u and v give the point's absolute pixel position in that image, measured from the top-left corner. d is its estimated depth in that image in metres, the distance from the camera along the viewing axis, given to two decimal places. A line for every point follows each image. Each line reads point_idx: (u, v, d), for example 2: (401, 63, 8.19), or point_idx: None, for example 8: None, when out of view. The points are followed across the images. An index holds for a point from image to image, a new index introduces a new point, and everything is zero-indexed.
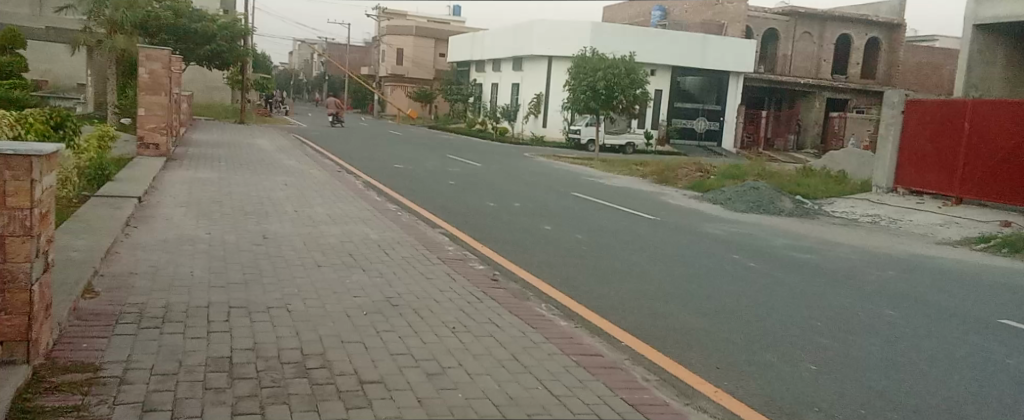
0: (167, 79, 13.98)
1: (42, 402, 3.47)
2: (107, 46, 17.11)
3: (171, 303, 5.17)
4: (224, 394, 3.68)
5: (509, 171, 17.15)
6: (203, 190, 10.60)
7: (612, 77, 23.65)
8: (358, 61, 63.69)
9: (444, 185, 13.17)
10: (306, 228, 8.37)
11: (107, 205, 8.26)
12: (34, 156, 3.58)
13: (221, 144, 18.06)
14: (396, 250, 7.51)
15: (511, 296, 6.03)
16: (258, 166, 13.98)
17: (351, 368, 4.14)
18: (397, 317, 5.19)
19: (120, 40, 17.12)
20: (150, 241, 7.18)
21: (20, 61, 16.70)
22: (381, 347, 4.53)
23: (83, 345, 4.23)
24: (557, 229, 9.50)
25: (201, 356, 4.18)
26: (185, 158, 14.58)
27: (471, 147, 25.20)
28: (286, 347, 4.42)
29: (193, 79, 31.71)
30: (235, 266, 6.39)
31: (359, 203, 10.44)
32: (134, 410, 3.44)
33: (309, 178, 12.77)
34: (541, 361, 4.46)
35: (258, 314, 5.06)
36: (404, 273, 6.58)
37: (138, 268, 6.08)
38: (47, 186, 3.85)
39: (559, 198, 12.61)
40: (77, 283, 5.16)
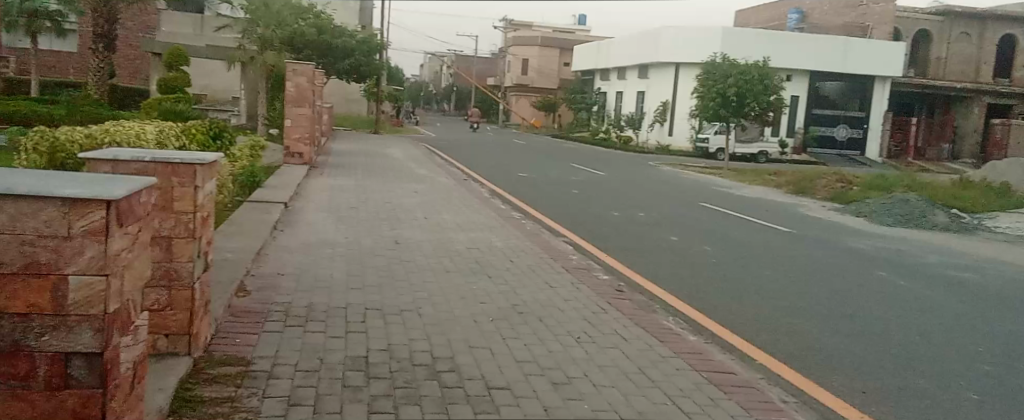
0: (311, 92, 14.83)
1: (201, 391, 3.74)
2: (260, 62, 18.18)
3: (312, 303, 5.46)
4: (361, 393, 3.83)
5: (634, 181, 16.91)
6: (341, 196, 11.13)
7: (744, 84, 22.95)
8: (485, 71, 65.05)
9: (568, 194, 13.18)
10: (436, 234, 8.62)
11: (257, 210, 8.84)
12: (197, 164, 3.90)
13: (358, 153, 18.92)
14: (521, 258, 7.59)
15: (638, 307, 5.94)
16: (390, 174, 14.55)
17: (480, 373, 4.20)
18: (523, 324, 5.23)
19: (271, 57, 18.16)
20: (294, 243, 7.63)
21: (184, 77, 18.10)
22: (507, 353, 4.58)
23: (237, 340, 4.54)
24: (684, 240, 9.28)
25: (340, 355, 4.38)
26: (325, 166, 15.38)
27: (597, 156, 25.12)
28: (418, 349, 4.56)
29: (333, 91, 33.37)
30: (370, 269, 6.66)
31: (485, 211, 10.64)
32: (281, 403, 3.65)
33: (438, 186, 13.14)
34: (670, 376, 4.35)
35: (392, 316, 5.26)
36: (530, 280, 6.63)
37: (284, 269, 6.47)
38: (208, 191, 4.17)
39: (688, 209, 12.31)
40: (232, 282, 5.56)
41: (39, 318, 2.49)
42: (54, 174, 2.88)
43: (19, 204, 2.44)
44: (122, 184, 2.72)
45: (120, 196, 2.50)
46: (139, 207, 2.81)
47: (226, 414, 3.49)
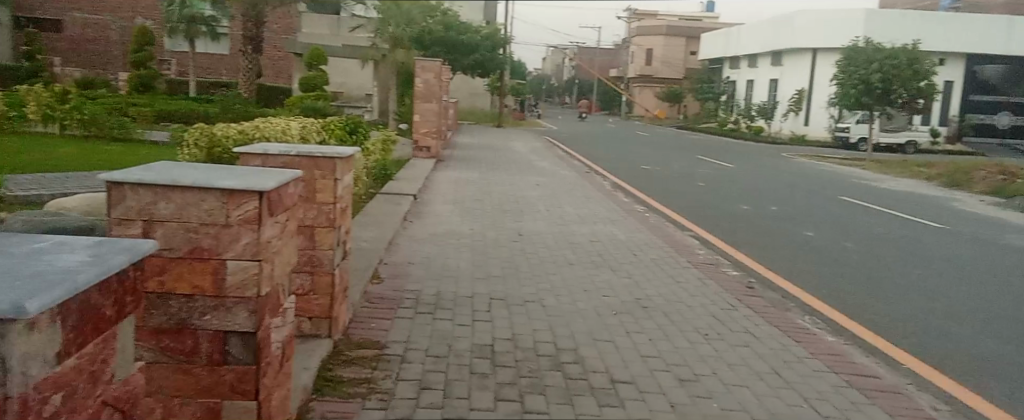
0: (438, 87, 15.23)
1: (340, 372, 3.95)
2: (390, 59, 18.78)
3: (441, 292, 5.65)
4: (488, 380, 3.93)
5: (765, 173, 16.27)
6: (466, 189, 11.40)
7: (890, 69, 21.66)
8: (609, 62, 64.40)
9: (695, 187, 12.87)
10: (558, 227, 8.67)
11: (389, 202, 9.21)
12: (337, 158, 4.17)
13: (483, 146, 19.28)
14: (645, 252, 7.50)
15: (769, 305, 5.74)
16: (514, 167, 14.73)
17: (603, 366, 4.21)
18: (647, 319, 5.18)
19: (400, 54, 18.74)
20: (423, 234, 7.90)
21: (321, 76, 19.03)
22: (632, 348, 4.55)
23: (371, 325, 4.76)
24: (820, 236, 8.85)
25: (467, 342, 4.51)
26: (452, 159, 15.78)
27: (726, 147, 24.37)
28: (541, 340, 4.62)
29: (458, 86, 34.04)
30: (495, 260, 6.80)
31: (608, 204, 10.58)
32: (412, 387, 3.80)
33: (561, 178, 13.19)
34: (807, 378, 4.18)
35: (516, 306, 5.34)
36: (654, 275, 6.54)
37: (414, 258, 6.72)
38: (346, 184, 4.39)
39: (823, 203, 11.72)
40: (367, 269, 5.84)
41: (202, 299, 2.71)
42: (212, 167, 3.12)
43: (185, 194, 2.67)
44: (271, 176, 2.92)
45: (271, 188, 2.68)
46: (286, 198, 3.00)
47: (363, 394, 3.68)
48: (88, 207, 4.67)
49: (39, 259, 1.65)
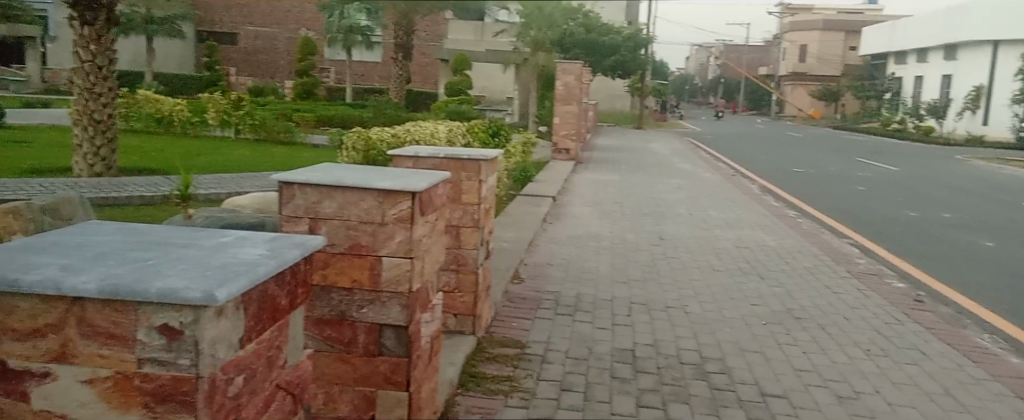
0: (579, 90, 15.24)
1: (483, 369, 4.04)
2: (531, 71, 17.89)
3: (581, 294, 5.65)
4: (630, 385, 3.89)
5: (932, 177, 15.05)
6: (606, 191, 11.34)
7: None
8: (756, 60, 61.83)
9: (852, 191, 12.12)
10: (703, 231, 8.44)
11: (529, 203, 9.32)
12: (482, 160, 4.28)
13: (622, 148, 19.07)
14: (796, 260, 7.16)
15: (940, 321, 5.32)
16: (655, 169, 14.49)
17: (752, 378, 4.06)
18: (800, 331, 4.94)
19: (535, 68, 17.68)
20: (563, 236, 7.94)
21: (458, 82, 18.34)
22: (784, 360, 4.36)
23: (512, 324, 4.84)
24: (999, 247, 8.09)
25: (608, 346, 4.48)
26: (591, 161, 15.73)
27: (887, 149, 22.76)
28: (686, 347, 4.51)
29: (597, 88, 33.78)
30: (635, 264, 6.72)
31: (756, 208, 10.18)
32: (554, 387, 3.83)
33: (705, 181, 12.82)
34: (986, 402, 3.85)
35: (658, 312, 5.26)
36: (808, 284, 6.23)
37: (553, 260, 6.76)
38: (490, 185, 4.47)
39: (1003, 210, 10.71)
40: (508, 269, 5.95)
41: (359, 293, 2.84)
42: (367, 168, 3.28)
43: (346, 193, 2.83)
44: (422, 177, 3.05)
45: (422, 189, 2.80)
46: (436, 198, 3.11)
47: (506, 392, 3.74)
48: (258, 203, 5.08)
49: (224, 251, 1.79)
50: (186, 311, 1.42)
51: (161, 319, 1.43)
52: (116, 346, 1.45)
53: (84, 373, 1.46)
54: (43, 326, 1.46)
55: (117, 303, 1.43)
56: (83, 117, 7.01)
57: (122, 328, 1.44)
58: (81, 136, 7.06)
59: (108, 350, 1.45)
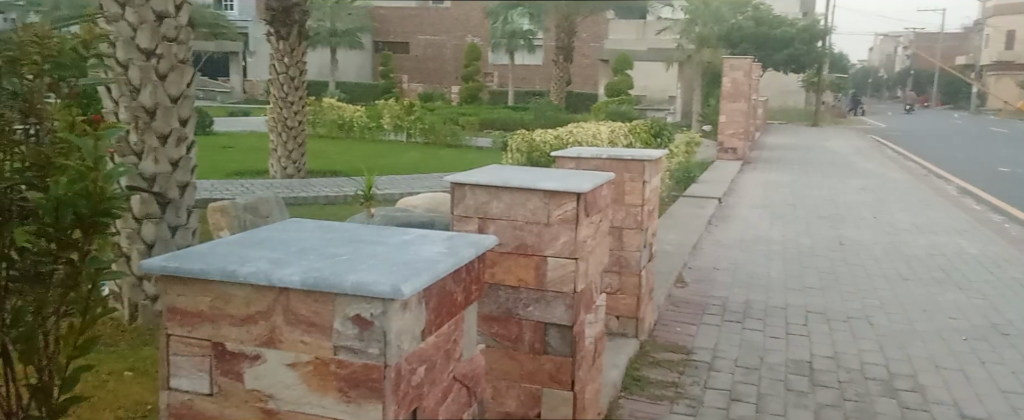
0: (748, 87, 14.60)
1: (648, 373, 3.98)
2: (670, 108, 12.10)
3: (751, 300, 5.44)
4: (806, 399, 3.70)
5: None
6: (777, 193, 10.83)
7: None
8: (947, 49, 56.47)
9: None
10: (889, 237, 7.85)
11: (693, 205, 9.09)
12: (645, 161, 4.19)
13: (795, 147, 18.11)
14: (1002, 269, 6.47)
15: None
16: (833, 169, 13.64)
17: (950, 398, 3.73)
18: (1008, 348, 4.46)
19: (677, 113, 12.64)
20: (730, 239, 7.67)
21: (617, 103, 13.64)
22: (987, 380, 3.97)
23: (677, 329, 4.74)
24: None
25: (782, 356, 4.28)
26: (761, 161, 15.06)
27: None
28: (870, 362, 4.22)
29: None
30: (810, 271, 6.36)
31: (952, 212, 9.33)
32: (723, 396, 3.71)
33: (891, 182, 11.91)
34: None
35: (837, 322, 4.95)
36: (1016, 297, 5.62)
37: (720, 264, 6.55)
38: (655, 186, 4.38)
39: None
40: (671, 272, 5.83)
41: (526, 291, 2.88)
42: (532, 169, 3.33)
43: (514, 194, 2.87)
44: (586, 179, 3.06)
45: (587, 190, 2.83)
46: (601, 200, 3.11)
47: (672, 398, 3.67)
48: (428, 204, 5.32)
49: (406, 249, 1.89)
50: (376, 303, 1.52)
51: (354, 310, 1.55)
52: (316, 334, 1.57)
53: (288, 357, 1.60)
54: (255, 313, 1.61)
55: (317, 293, 1.56)
56: (278, 124, 7.70)
57: (321, 317, 1.57)
58: (276, 141, 7.79)
59: (309, 337, 1.58)
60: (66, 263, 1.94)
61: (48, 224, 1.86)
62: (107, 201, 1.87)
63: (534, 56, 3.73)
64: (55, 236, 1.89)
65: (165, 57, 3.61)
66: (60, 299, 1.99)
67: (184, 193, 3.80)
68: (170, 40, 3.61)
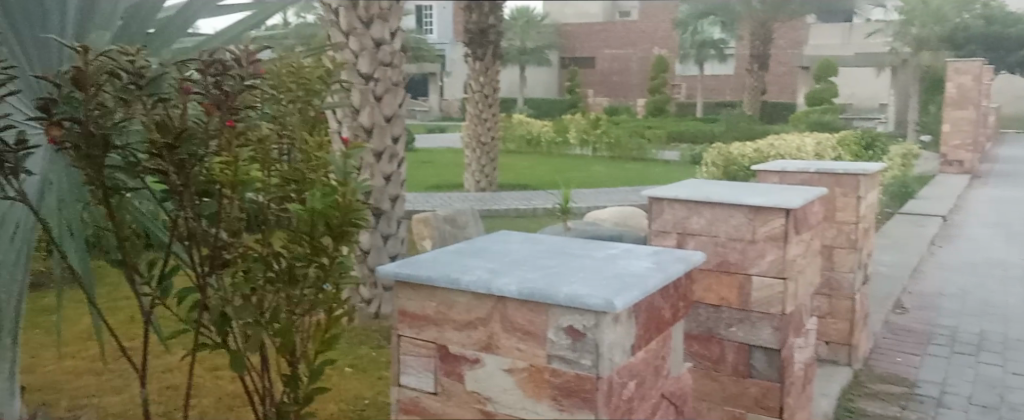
0: None
1: (864, 405, 3.48)
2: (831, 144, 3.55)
3: None
4: None
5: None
6: None
7: None
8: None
9: None
10: None
11: None
12: (860, 175, 3.65)
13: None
14: None
15: None
16: None
17: None
18: None
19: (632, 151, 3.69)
20: None
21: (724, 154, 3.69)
22: None
23: None
24: None
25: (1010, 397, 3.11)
26: None
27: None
28: None
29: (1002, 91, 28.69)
30: None
31: None
32: None
33: None
34: None
35: None
36: None
37: None
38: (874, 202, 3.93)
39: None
40: None
41: (728, 310, 2.79)
42: (738, 184, 3.21)
43: (716, 210, 2.78)
44: (795, 194, 2.91)
45: (797, 206, 2.69)
46: (811, 216, 2.94)
47: None
48: None
49: (615, 263, 1.92)
50: (589, 315, 1.57)
51: (566, 321, 1.60)
52: (531, 342, 1.64)
53: (505, 363, 1.68)
54: (475, 319, 1.71)
55: (533, 302, 1.63)
56: None
57: (535, 326, 1.63)
58: None
59: (524, 345, 1.65)
60: (318, 267, 2.14)
61: (305, 233, 2.09)
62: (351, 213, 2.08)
63: (726, 64, 3.35)
64: (310, 243, 2.10)
65: (381, 81, 3.84)
66: (313, 299, 2.18)
67: (396, 205, 4.06)
68: (385, 65, 3.83)
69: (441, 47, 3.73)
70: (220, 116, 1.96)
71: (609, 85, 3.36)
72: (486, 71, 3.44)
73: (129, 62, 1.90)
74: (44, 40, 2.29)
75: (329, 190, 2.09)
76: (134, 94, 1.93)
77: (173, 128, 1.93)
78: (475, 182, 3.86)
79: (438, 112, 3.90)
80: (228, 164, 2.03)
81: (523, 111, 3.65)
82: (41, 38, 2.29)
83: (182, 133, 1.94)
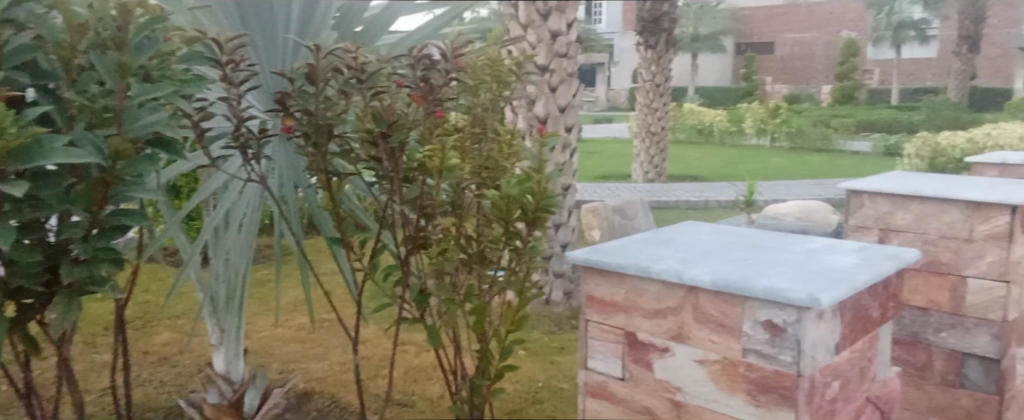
0: None
1: None
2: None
3: None
4: None
5: None
6: None
7: None
8: None
9: None
10: None
11: None
12: None
13: None
14: None
15: None
16: None
17: None
18: None
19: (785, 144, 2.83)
20: None
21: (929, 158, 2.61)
22: None
23: None
24: None
25: None
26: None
27: None
28: None
29: None
30: None
31: None
32: None
33: None
34: None
35: None
36: None
37: None
38: None
39: None
40: None
41: (937, 314, 2.57)
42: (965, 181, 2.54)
43: (925, 204, 2.58)
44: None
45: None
46: None
47: None
48: None
49: (817, 258, 1.90)
50: (790, 310, 1.61)
51: (764, 315, 1.66)
52: (724, 334, 1.73)
53: (697, 354, 1.79)
54: (665, 308, 1.84)
55: (727, 294, 1.71)
56: None
57: (728, 318, 1.72)
58: None
59: (717, 337, 1.75)
60: (512, 249, 2.30)
61: (501, 217, 2.23)
62: (546, 202, 2.21)
63: (929, 47, 2.49)
64: (504, 226, 2.25)
65: (556, 71, 3.33)
66: (506, 280, 2.33)
67: None
68: (561, 56, 3.31)
69: (609, 36, 3.32)
70: (426, 106, 2.14)
71: (790, 72, 2.79)
72: (658, 59, 3.01)
73: (353, 57, 2.04)
74: (272, 38, 2.28)
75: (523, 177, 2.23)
76: (355, 87, 2.08)
77: (387, 119, 2.07)
78: (643, 174, 3.13)
79: (604, 102, 3.35)
80: (435, 152, 2.10)
81: (694, 99, 3.03)
82: (271, 39, 2.28)
83: (395, 123, 2.06)
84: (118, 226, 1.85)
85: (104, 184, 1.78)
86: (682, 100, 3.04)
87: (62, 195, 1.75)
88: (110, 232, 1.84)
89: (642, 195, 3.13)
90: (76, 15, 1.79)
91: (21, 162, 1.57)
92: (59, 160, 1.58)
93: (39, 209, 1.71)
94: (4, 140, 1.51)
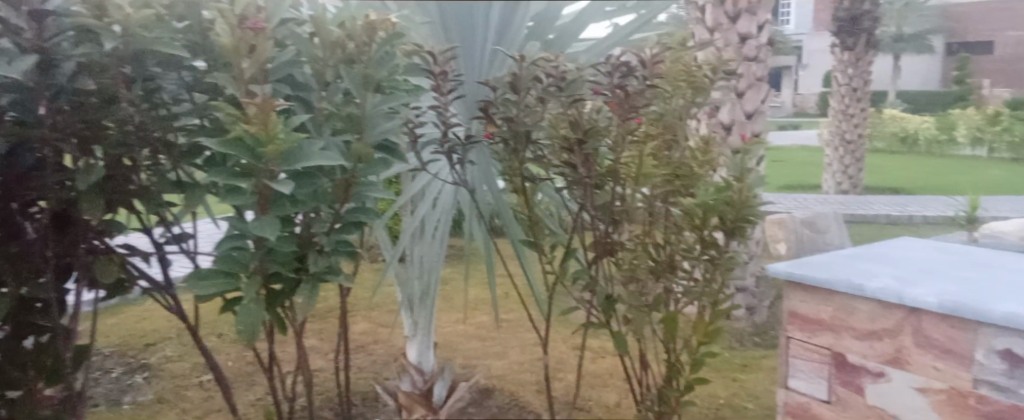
0: None
1: None
2: None
3: None
4: None
5: None
6: None
7: None
8: None
9: None
10: None
11: None
12: None
13: None
14: None
15: None
16: None
17: None
18: None
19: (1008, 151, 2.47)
20: None
21: None
22: None
23: None
24: None
25: None
26: None
27: None
28: None
29: None
30: None
31: None
32: None
33: None
34: None
35: None
36: None
37: None
38: None
39: None
40: None
41: None
42: None
43: None
44: None
45: None
46: None
47: None
48: None
49: None
50: None
51: (1001, 344, 1.78)
52: (951, 361, 1.87)
53: (918, 382, 1.94)
54: (881, 330, 1.99)
55: (954, 318, 1.85)
56: None
57: (957, 344, 1.86)
58: None
59: (943, 365, 1.89)
60: (706, 261, 2.27)
61: (696, 225, 2.21)
62: (745, 213, 2.15)
63: None
64: (699, 235, 2.23)
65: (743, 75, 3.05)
66: (697, 290, 2.31)
67: None
68: None
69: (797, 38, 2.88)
70: (622, 114, 2.14)
71: (1015, 74, 2.45)
72: (857, 62, 2.70)
73: (553, 66, 2.12)
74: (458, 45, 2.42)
75: (722, 185, 2.17)
76: (555, 94, 2.15)
77: (583, 125, 2.12)
78: (835, 184, 2.87)
79: (788, 108, 2.90)
80: (633, 160, 2.20)
81: (898, 105, 2.69)
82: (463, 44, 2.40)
83: (591, 128, 2.12)
84: (354, 221, 2.07)
85: (348, 184, 2.01)
86: (882, 106, 2.72)
87: (313, 193, 1.95)
88: (346, 227, 2.06)
89: (838, 207, 2.88)
90: (330, 33, 2.00)
91: (288, 164, 1.82)
92: (316, 161, 1.82)
93: (297, 205, 1.89)
94: (276, 144, 1.76)
